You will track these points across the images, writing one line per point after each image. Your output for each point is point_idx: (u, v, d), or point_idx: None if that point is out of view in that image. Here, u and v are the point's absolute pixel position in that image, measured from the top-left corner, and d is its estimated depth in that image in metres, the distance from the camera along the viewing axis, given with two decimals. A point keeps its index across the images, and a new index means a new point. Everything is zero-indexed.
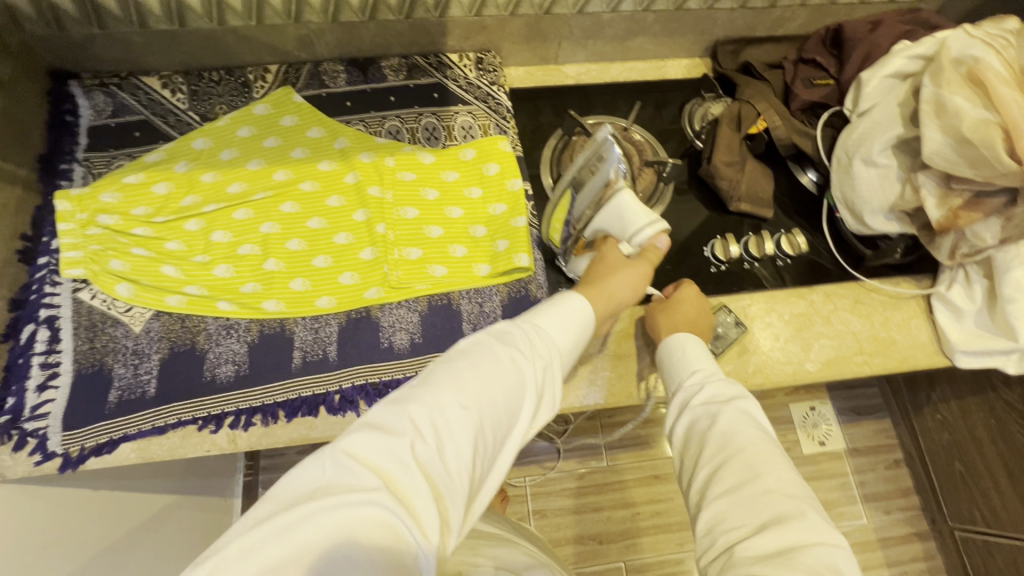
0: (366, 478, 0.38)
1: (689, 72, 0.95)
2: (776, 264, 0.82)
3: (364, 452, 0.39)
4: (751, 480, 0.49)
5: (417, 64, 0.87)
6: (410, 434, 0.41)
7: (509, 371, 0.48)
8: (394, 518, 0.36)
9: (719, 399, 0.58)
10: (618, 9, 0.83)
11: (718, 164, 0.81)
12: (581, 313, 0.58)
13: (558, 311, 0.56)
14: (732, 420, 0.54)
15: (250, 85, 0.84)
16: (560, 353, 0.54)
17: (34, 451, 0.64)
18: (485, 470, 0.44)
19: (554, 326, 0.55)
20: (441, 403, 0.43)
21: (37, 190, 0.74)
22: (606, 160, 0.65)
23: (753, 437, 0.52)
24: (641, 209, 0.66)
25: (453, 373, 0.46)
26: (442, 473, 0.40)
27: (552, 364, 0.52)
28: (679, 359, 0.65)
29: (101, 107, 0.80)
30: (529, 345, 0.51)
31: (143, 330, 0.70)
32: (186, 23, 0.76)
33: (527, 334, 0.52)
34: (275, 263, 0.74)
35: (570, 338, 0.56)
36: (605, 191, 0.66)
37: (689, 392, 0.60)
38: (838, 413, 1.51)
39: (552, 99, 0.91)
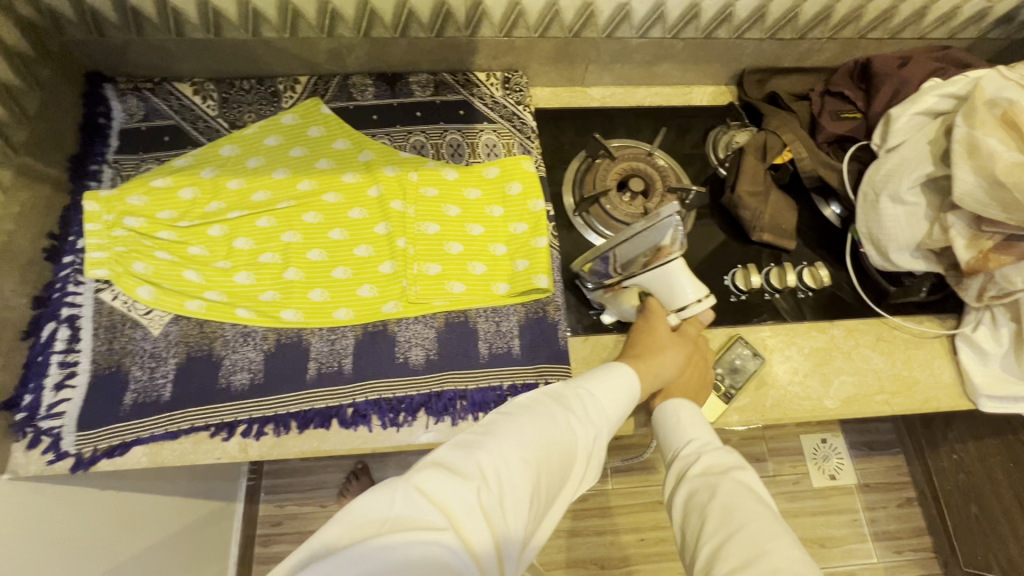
0: (437, 517, 0.41)
1: (714, 99, 0.95)
2: (797, 296, 0.81)
3: (435, 490, 0.43)
4: (757, 558, 0.48)
5: (445, 81, 0.87)
6: (478, 480, 0.44)
7: (566, 434, 0.52)
8: (457, 559, 0.39)
9: (715, 469, 0.57)
10: (647, 34, 0.83)
11: (742, 194, 0.80)
12: (631, 383, 0.61)
13: (611, 377, 0.60)
14: (732, 492, 0.54)
15: (279, 95, 0.85)
16: (610, 418, 0.57)
17: (47, 450, 0.64)
18: (533, 527, 0.47)
19: (606, 390, 0.58)
20: (506, 456, 0.47)
21: (67, 190, 0.76)
22: (663, 228, 0.65)
23: (756, 512, 0.52)
24: (694, 282, 0.68)
25: (517, 427, 0.50)
26: (501, 524, 0.43)
27: (603, 430, 0.56)
28: (672, 426, 0.63)
29: (133, 111, 0.82)
30: (582, 408, 0.55)
31: (161, 333, 0.70)
32: (221, 33, 0.77)
33: (581, 398, 0.56)
34: (295, 272, 0.74)
35: (621, 405, 0.59)
36: (656, 253, 0.67)
37: (686, 462, 0.59)
38: (851, 447, 1.48)
39: (577, 121, 0.91)
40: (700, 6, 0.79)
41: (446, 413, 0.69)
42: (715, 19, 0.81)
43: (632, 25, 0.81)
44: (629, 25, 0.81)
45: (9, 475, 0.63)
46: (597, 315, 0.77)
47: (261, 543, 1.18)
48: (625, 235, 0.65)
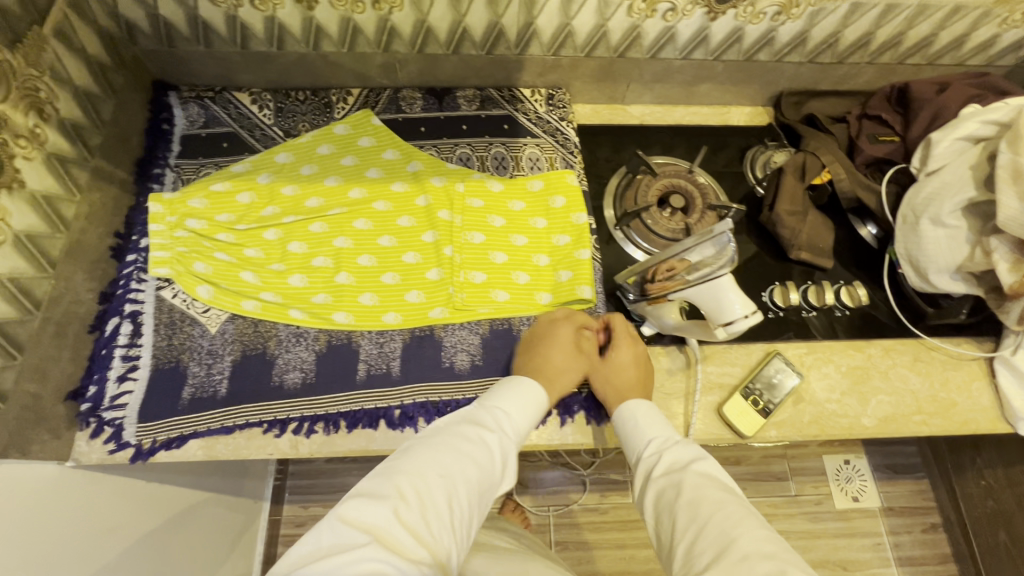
0: (358, 537, 0.45)
1: (751, 120, 0.97)
2: (834, 315, 0.82)
3: (361, 515, 0.47)
4: (727, 548, 0.49)
5: (491, 96, 0.91)
6: (398, 498, 0.49)
7: (479, 448, 0.56)
8: (385, 566, 0.43)
9: (677, 466, 0.59)
10: (690, 56, 0.86)
11: (781, 213, 0.82)
12: (541, 396, 0.65)
13: (522, 390, 0.64)
14: (694, 486, 0.55)
15: (332, 106, 0.89)
16: (522, 430, 0.62)
17: (108, 440, 0.67)
18: (463, 535, 0.52)
19: (515, 404, 0.63)
20: (421, 473, 0.52)
21: (132, 191, 0.79)
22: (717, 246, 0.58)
23: (721, 501, 0.53)
24: (741, 294, 0.60)
25: (430, 448, 0.55)
26: (425, 532, 0.48)
27: (518, 440, 0.61)
28: (629, 430, 0.65)
29: (194, 118, 0.85)
30: (496, 422, 0.60)
31: (218, 331, 0.73)
32: (283, 46, 0.81)
33: (493, 413, 0.61)
34: (345, 276, 0.77)
35: (532, 415, 0.63)
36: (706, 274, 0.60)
37: (650, 463, 0.61)
38: (874, 468, 1.47)
39: (617, 137, 0.93)
40: (744, 30, 0.81)
41: None
42: (757, 42, 0.84)
43: (676, 47, 0.84)
44: (673, 46, 0.84)
45: (71, 463, 0.66)
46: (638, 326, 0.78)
47: (286, 542, 1.20)
48: (673, 250, 0.59)
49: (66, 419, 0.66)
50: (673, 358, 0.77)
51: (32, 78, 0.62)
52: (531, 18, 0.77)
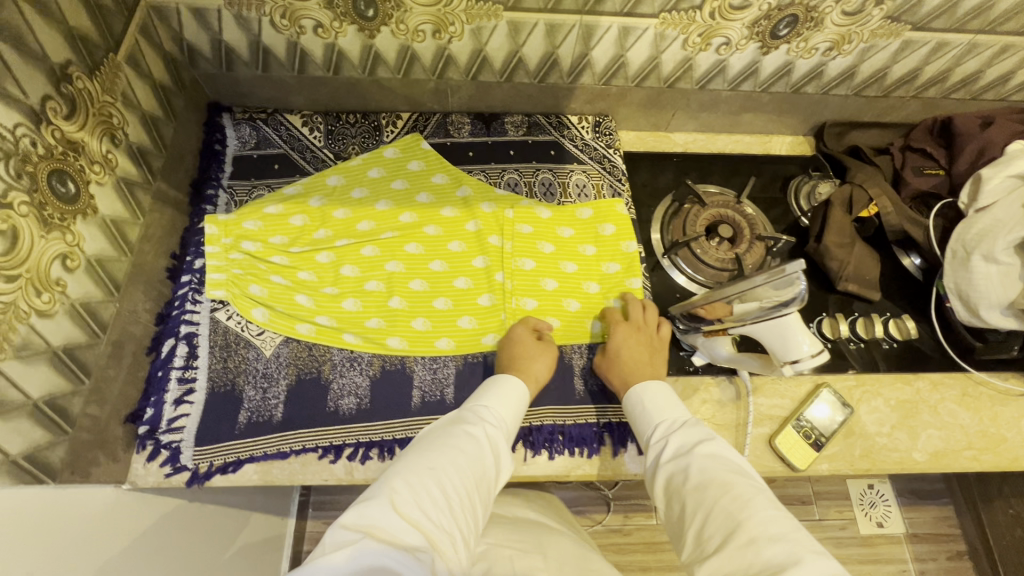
0: (352, 537, 0.45)
1: (793, 149, 0.98)
2: (884, 347, 0.82)
3: (358, 518, 0.47)
4: (734, 531, 0.49)
5: (539, 122, 0.91)
6: (389, 496, 0.49)
7: (468, 442, 0.57)
8: (381, 559, 0.44)
9: (685, 449, 0.59)
10: (738, 88, 0.87)
11: (830, 245, 0.82)
12: (521, 393, 0.66)
13: (500, 387, 0.65)
14: (702, 470, 0.55)
15: (381, 129, 0.89)
16: (506, 424, 0.62)
17: (165, 463, 0.67)
18: (466, 528, 0.51)
19: (499, 400, 0.64)
20: (411, 471, 0.52)
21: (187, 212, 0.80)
22: (789, 291, 0.57)
23: (729, 481, 0.53)
24: (806, 333, 0.60)
25: (418, 449, 0.55)
26: (421, 524, 0.48)
27: (506, 432, 0.62)
28: (640, 413, 0.66)
29: (246, 139, 0.86)
30: (478, 418, 0.60)
31: (273, 354, 0.73)
32: (340, 72, 0.82)
33: (477, 409, 0.62)
34: (398, 301, 0.77)
35: (514, 409, 0.64)
36: (772, 314, 0.59)
37: (658, 447, 0.61)
38: (898, 493, 1.46)
39: (661, 164, 0.94)
40: (795, 64, 0.82)
41: (545, 447, 0.71)
42: (806, 76, 0.85)
43: (725, 79, 0.85)
44: (723, 78, 0.85)
45: (127, 486, 0.66)
46: (689, 355, 0.79)
47: None
48: (743, 285, 0.61)
49: (123, 441, 0.66)
50: (722, 389, 0.77)
51: (107, 105, 0.63)
52: (587, 50, 0.78)
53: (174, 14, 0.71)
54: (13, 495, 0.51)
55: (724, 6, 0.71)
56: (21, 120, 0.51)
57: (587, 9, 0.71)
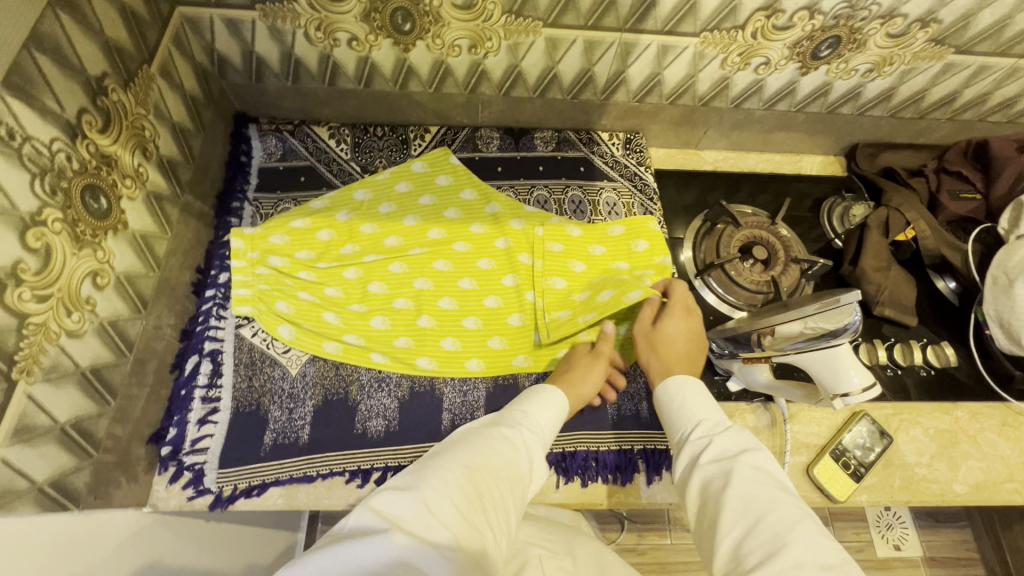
0: (382, 525, 0.41)
1: (823, 169, 0.97)
2: (921, 374, 0.80)
3: (386, 509, 0.42)
4: (778, 552, 0.43)
5: (569, 138, 0.90)
6: (422, 487, 0.44)
7: (505, 446, 0.53)
8: (413, 551, 0.39)
9: (727, 455, 0.53)
10: (773, 107, 0.85)
11: (867, 269, 0.80)
12: (560, 405, 0.63)
13: (536, 394, 0.63)
14: (746, 480, 0.50)
15: (409, 143, 0.88)
16: (543, 433, 0.59)
17: (187, 485, 0.65)
18: (499, 535, 0.47)
19: (537, 407, 0.61)
20: (447, 464, 0.48)
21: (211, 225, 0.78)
22: (841, 324, 0.57)
23: (775, 499, 0.48)
24: (858, 367, 0.58)
25: (453, 446, 0.51)
26: (457, 521, 0.43)
27: (541, 441, 0.58)
28: (677, 407, 0.61)
29: (272, 151, 0.84)
30: (513, 422, 0.57)
31: (299, 373, 0.71)
32: (371, 85, 0.80)
33: (513, 414, 0.59)
34: (427, 320, 0.75)
35: (551, 420, 0.61)
36: (822, 345, 0.58)
37: (696, 445, 0.56)
38: (915, 516, 1.43)
39: (692, 182, 0.92)
40: (833, 85, 0.81)
41: (577, 475, 0.69)
42: (843, 97, 0.83)
43: (761, 99, 0.84)
44: (759, 97, 0.83)
45: (149, 509, 0.64)
46: (724, 380, 0.78)
47: None
48: (790, 314, 0.59)
49: (145, 462, 0.64)
50: (756, 416, 0.75)
51: (139, 117, 0.61)
52: (624, 67, 0.77)
53: (208, 25, 0.70)
54: (40, 524, 0.50)
55: (767, 26, 0.70)
56: (57, 135, 0.49)
57: (629, 26, 0.70)
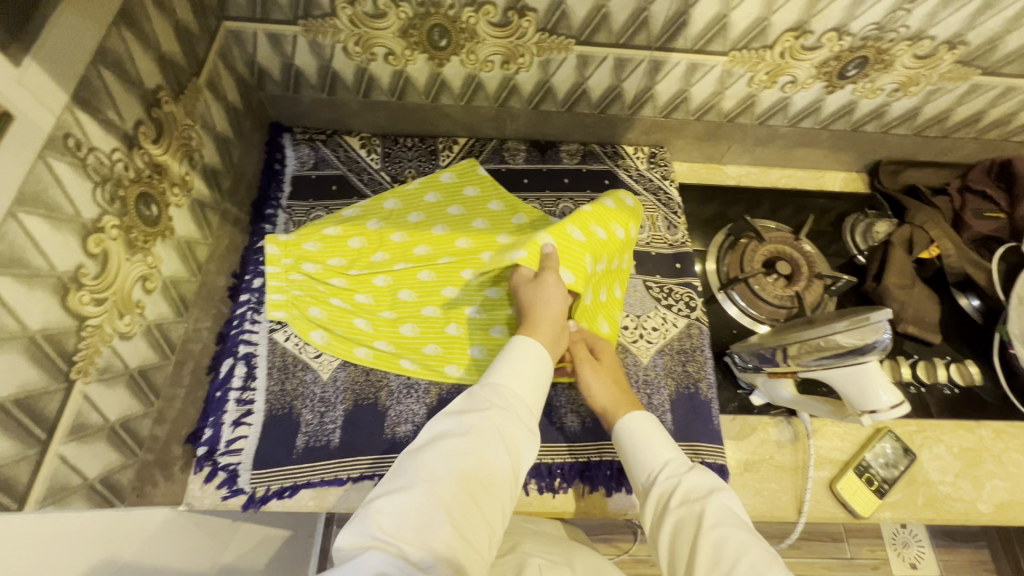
0: (350, 561, 0.43)
1: (846, 186, 0.97)
2: (945, 393, 0.80)
3: (353, 543, 0.44)
4: None
5: (593, 151, 0.91)
6: (382, 514, 0.45)
7: (475, 433, 0.52)
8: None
9: (695, 495, 0.53)
10: (798, 124, 0.87)
11: (891, 286, 0.81)
12: (539, 358, 0.61)
13: (512, 359, 0.60)
14: (717, 523, 0.49)
15: (437, 153, 0.89)
16: (520, 400, 0.57)
17: (221, 485, 0.66)
18: (486, 526, 0.48)
19: (511, 375, 0.58)
20: (408, 480, 0.48)
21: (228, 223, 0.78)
22: (868, 342, 0.56)
23: (748, 544, 0.48)
24: (887, 385, 0.58)
25: (419, 453, 0.51)
26: (423, 540, 0.44)
27: (520, 411, 0.56)
28: (641, 446, 0.58)
29: (304, 159, 0.86)
30: (486, 400, 0.55)
31: (330, 378, 0.72)
32: (404, 98, 0.82)
33: (487, 390, 0.57)
34: (456, 327, 0.76)
35: (527, 381, 0.59)
36: (850, 361, 0.59)
37: (664, 488, 0.55)
38: (932, 534, 1.41)
39: (714, 197, 0.94)
40: (859, 104, 0.82)
41: (602, 484, 0.70)
42: (868, 115, 0.84)
43: (786, 116, 0.85)
44: (785, 115, 0.85)
45: (183, 507, 0.65)
46: (748, 393, 0.78)
47: None
48: (819, 331, 0.59)
49: (181, 461, 0.67)
50: (778, 430, 0.76)
51: (187, 127, 0.63)
52: (652, 83, 0.78)
53: (251, 38, 0.72)
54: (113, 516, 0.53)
55: (796, 46, 0.71)
56: (116, 145, 0.51)
57: (659, 45, 0.71)
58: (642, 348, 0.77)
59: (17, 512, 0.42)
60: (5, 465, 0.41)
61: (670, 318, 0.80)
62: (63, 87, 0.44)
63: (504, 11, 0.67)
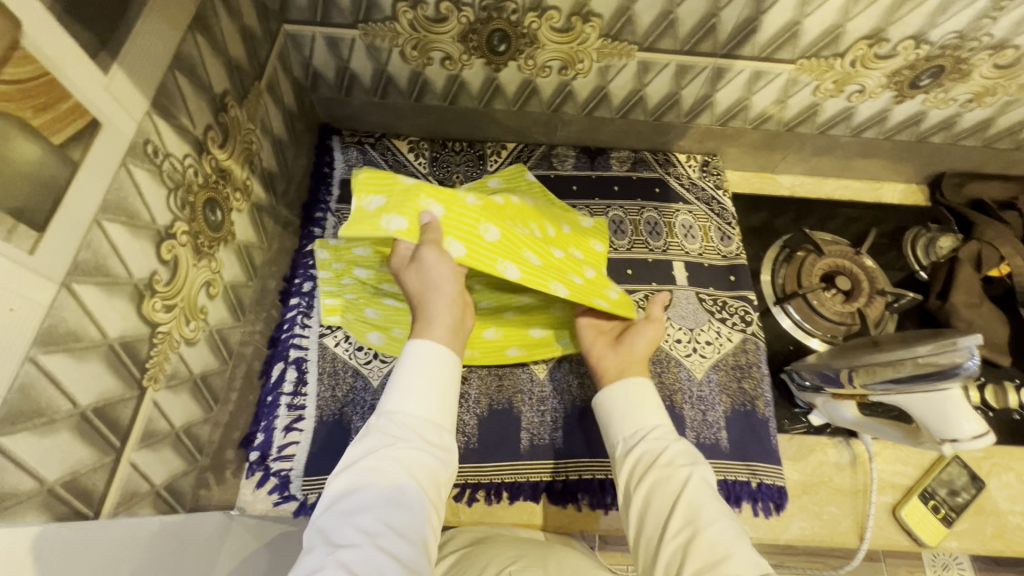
0: None
1: (905, 198, 0.94)
2: (1014, 418, 0.76)
3: None
4: (721, 562, 0.44)
5: (645, 159, 0.89)
6: None
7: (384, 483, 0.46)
8: None
9: (682, 459, 0.53)
10: (860, 134, 0.84)
11: (957, 305, 0.78)
12: (442, 357, 0.54)
13: (407, 377, 0.52)
14: (695, 489, 0.50)
15: (485, 158, 0.86)
16: (425, 421, 0.51)
17: (272, 491, 0.65)
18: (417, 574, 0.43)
19: (410, 398, 0.51)
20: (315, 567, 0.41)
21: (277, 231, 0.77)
22: (953, 372, 0.53)
23: (720, 514, 0.48)
24: (970, 415, 0.56)
25: (324, 527, 0.44)
26: None
27: (428, 435, 0.50)
28: (633, 409, 0.58)
29: (353, 163, 0.83)
30: (387, 439, 0.49)
31: (380, 385, 0.71)
32: (456, 102, 0.81)
33: (386, 426, 0.50)
34: (512, 311, 0.71)
35: (432, 398, 0.52)
36: (930, 389, 0.56)
37: (649, 448, 0.54)
38: (975, 559, 1.35)
39: (768, 207, 0.91)
40: (928, 114, 0.79)
41: None
42: (936, 126, 0.81)
43: (849, 125, 0.82)
44: (847, 124, 0.82)
45: (235, 511, 0.64)
46: (806, 414, 0.75)
47: None
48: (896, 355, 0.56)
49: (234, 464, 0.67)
50: (836, 452, 0.73)
51: (249, 132, 0.63)
52: (712, 91, 0.76)
53: (309, 42, 0.72)
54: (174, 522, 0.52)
55: (868, 54, 0.68)
56: (189, 151, 0.51)
57: (725, 52, 0.69)
58: (696, 362, 0.75)
59: (95, 522, 0.42)
60: (83, 473, 0.41)
61: (725, 332, 0.77)
62: (145, 93, 0.44)
63: (568, 16, 0.66)
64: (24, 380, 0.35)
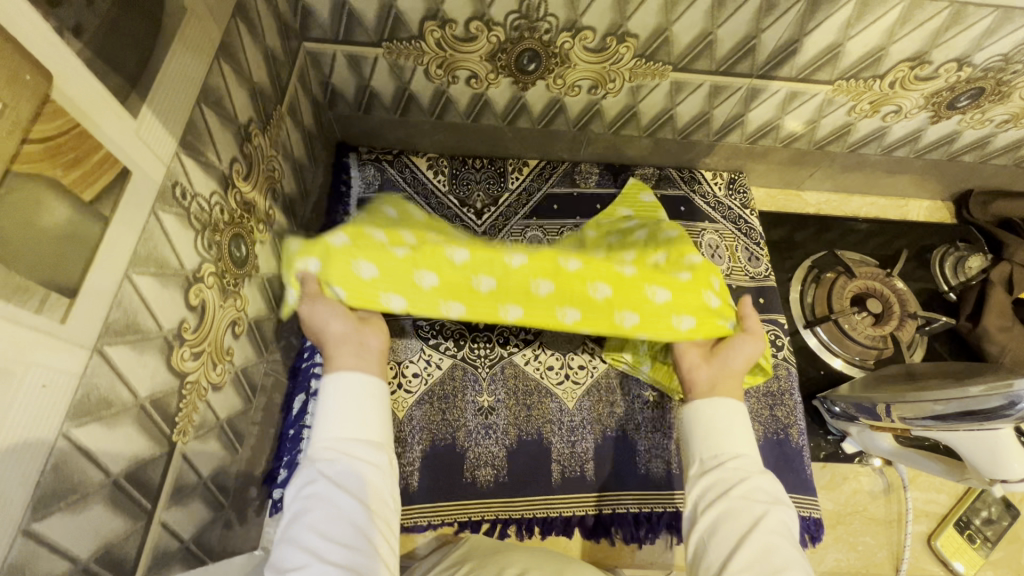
0: None
1: (931, 215, 0.93)
2: None
3: None
4: None
5: (670, 175, 0.84)
6: None
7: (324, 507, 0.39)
8: None
9: (761, 495, 0.44)
10: (891, 153, 0.82)
11: (990, 327, 0.77)
12: (364, 381, 0.45)
13: (333, 400, 0.44)
14: (772, 532, 0.42)
15: (506, 175, 0.82)
16: (364, 436, 0.43)
17: None
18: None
19: (342, 417, 0.43)
20: None
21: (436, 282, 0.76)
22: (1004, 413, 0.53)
23: (796, 564, 0.40)
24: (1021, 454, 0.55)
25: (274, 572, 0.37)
26: None
27: (370, 448, 0.43)
28: (723, 425, 0.48)
29: (371, 181, 0.79)
30: (322, 468, 0.41)
31: (406, 417, 0.69)
32: (478, 120, 0.78)
33: (321, 453, 0.42)
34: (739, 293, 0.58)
35: (366, 410, 0.44)
36: (980, 429, 0.55)
37: (726, 476, 0.45)
38: None
39: (795, 225, 0.89)
40: (961, 134, 0.78)
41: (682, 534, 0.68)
42: (968, 145, 0.80)
43: (881, 144, 0.80)
44: (879, 144, 0.80)
45: None
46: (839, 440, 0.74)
47: None
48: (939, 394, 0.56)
49: None
50: (870, 480, 0.73)
51: (271, 159, 0.60)
52: (744, 111, 0.74)
53: (329, 60, 0.69)
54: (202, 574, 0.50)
55: (909, 76, 0.67)
56: (215, 188, 0.48)
57: (761, 73, 0.67)
58: None
59: None
60: (116, 543, 0.38)
61: None
62: (173, 134, 0.41)
63: (603, 36, 0.63)
64: (58, 457, 0.32)
